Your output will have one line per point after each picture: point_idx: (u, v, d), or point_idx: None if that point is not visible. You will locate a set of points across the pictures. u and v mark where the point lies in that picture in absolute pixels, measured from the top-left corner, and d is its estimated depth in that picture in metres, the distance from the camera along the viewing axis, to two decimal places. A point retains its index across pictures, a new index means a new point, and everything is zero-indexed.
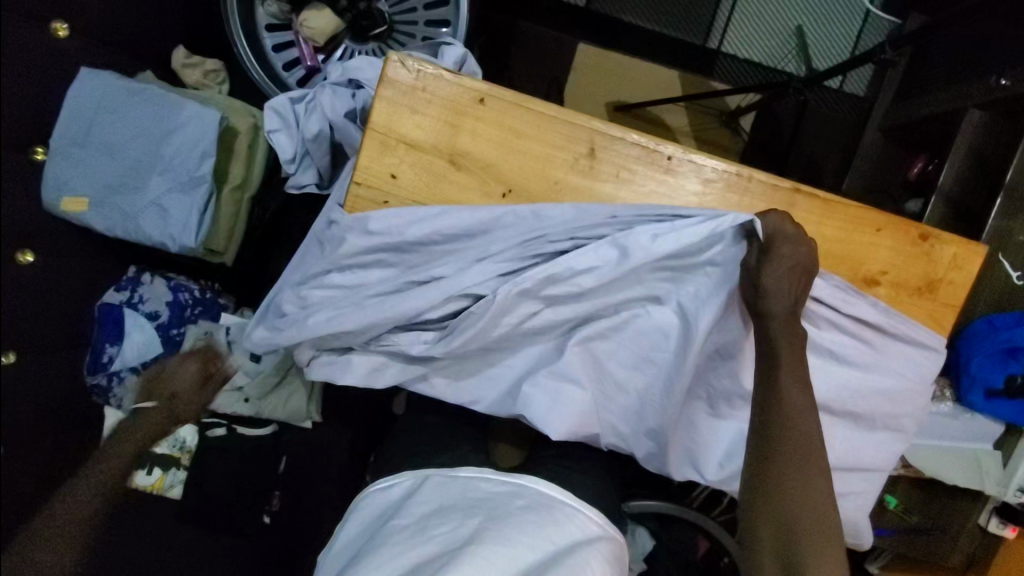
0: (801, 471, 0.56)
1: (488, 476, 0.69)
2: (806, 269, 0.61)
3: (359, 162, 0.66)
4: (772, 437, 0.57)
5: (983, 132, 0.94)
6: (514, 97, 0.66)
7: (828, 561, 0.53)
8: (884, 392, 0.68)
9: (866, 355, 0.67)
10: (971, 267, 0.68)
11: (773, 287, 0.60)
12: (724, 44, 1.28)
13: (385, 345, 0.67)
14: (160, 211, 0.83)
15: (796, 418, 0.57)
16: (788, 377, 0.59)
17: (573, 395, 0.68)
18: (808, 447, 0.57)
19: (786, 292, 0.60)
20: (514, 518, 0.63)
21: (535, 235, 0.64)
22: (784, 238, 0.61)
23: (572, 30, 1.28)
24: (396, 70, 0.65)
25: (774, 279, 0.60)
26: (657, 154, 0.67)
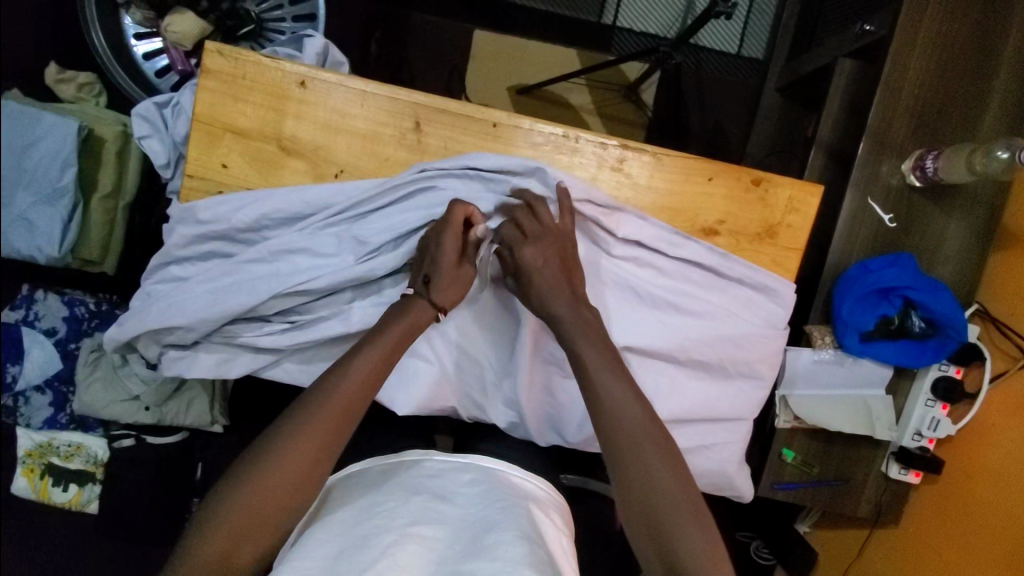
0: (646, 455, 0.56)
1: (434, 455, 0.66)
2: (569, 256, 0.64)
3: (189, 154, 0.67)
4: (606, 429, 0.58)
5: (857, 78, 0.94)
6: (333, 77, 0.67)
7: (698, 523, 0.54)
8: (734, 341, 0.68)
9: (708, 308, 0.68)
10: (809, 208, 0.69)
11: (540, 292, 0.62)
12: (618, 19, 1.29)
13: (229, 336, 0.67)
14: (26, 226, 0.78)
15: (614, 404, 0.58)
16: (597, 367, 0.59)
17: (420, 370, 0.68)
18: (638, 426, 0.57)
19: (558, 293, 0.62)
20: (459, 494, 0.60)
21: (352, 210, 0.65)
22: (526, 243, 0.63)
23: (466, 17, 1.29)
24: (214, 60, 0.66)
25: (542, 287, 0.62)
26: (482, 123, 0.67)
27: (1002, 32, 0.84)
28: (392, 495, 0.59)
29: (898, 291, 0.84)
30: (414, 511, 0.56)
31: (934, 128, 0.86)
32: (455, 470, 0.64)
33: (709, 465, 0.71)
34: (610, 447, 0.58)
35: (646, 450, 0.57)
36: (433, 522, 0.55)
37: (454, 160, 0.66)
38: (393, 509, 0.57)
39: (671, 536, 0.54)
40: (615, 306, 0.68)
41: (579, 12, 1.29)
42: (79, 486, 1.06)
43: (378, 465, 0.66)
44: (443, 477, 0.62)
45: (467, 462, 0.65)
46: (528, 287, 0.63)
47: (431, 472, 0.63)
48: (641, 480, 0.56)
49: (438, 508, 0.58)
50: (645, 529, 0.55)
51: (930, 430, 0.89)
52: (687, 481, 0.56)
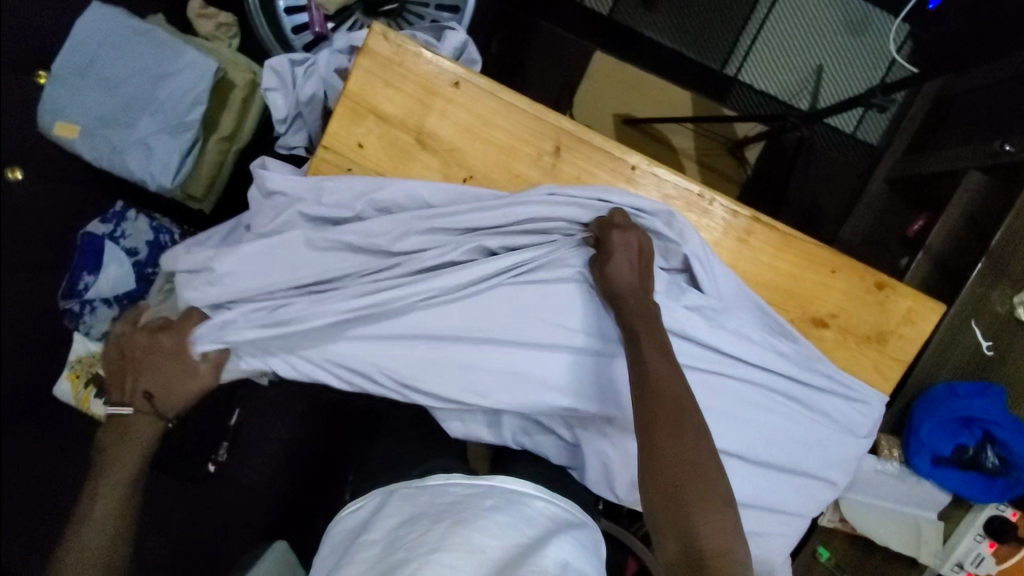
0: (680, 427, 0.53)
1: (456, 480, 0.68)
2: (647, 259, 0.62)
3: (330, 128, 0.68)
4: (643, 398, 0.55)
5: (977, 197, 0.92)
6: (488, 85, 0.67)
7: (713, 507, 0.49)
8: (811, 437, 0.67)
9: (795, 402, 0.66)
10: (925, 324, 0.67)
11: (614, 274, 0.61)
12: (741, 73, 1.27)
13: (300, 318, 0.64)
14: (145, 149, 0.85)
15: (660, 383, 0.55)
16: (651, 352, 0.57)
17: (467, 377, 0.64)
18: (682, 401, 0.54)
19: (630, 275, 0.61)
20: (482, 517, 0.61)
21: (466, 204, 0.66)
22: (617, 229, 0.63)
23: (590, 37, 1.29)
24: (377, 41, 0.67)
25: (615, 264, 0.61)
26: (622, 163, 0.67)
27: None
28: (416, 523, 0.62)
29: (980, 423, 0.82)
30: (436, 537, 0.58)
31: None
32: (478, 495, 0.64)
33: (757, 551, 0.69)
34: (646, 426, 0.53)
35: (690, 437, 0.52)
36: (458, 546, 0.57)
37: (587, 185, 0.66)
38: (418, 536, 0.59)
39: (688, 507, 0.48)
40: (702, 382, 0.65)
41: (703, 58, 1.27)
42: None
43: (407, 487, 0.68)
44: (468, 500, 0.64)
45: (487, 486, 0.67)
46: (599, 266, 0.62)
47: (454, 497, 0.65)
48: (671, 463, 0.50)
49: (460, 531, 0.59)
50: (662, 493, 0.50)
51: (972, 565, 0.85)
52: (710, 465, 0.51)
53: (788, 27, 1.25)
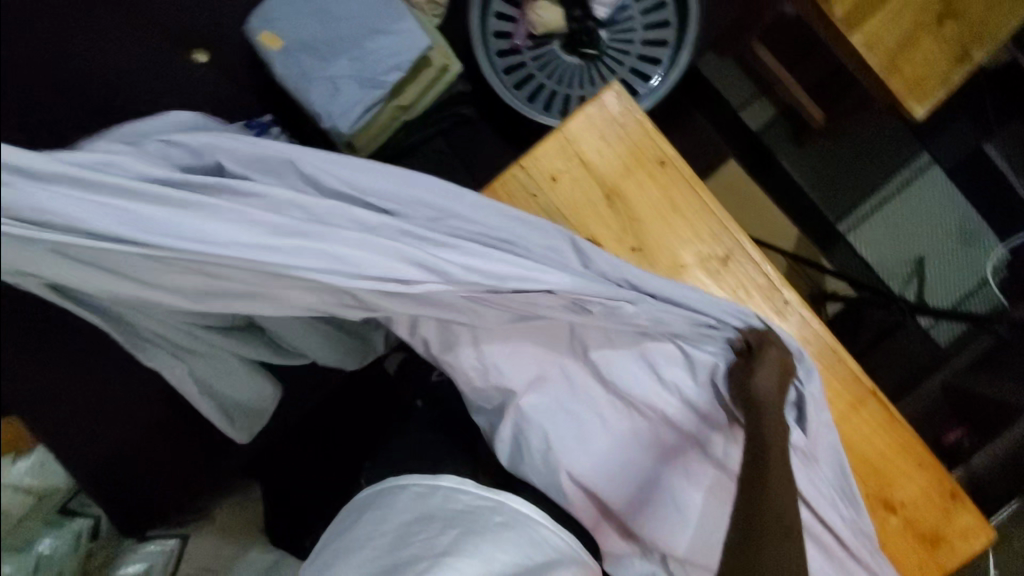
0: (777, 537, 0.58)
1: (468, 486, 0.70)
2: (786, 378, 0.64)
3: (534, 153, 0.71)
4: (755, 501, 0.60)
5: None
6: (691, 177, 0.71)
7: None
8: None
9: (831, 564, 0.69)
10: (976, 544, 0.70)
11: (763, 384, 0.62)
12: (852, 232, 1.32)
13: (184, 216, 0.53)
14: (332, 88, 0.87)
15: (776, 497, 0.59)
16: (777, 462, 0.60)
17: (563, 409, 0.73)
18: (785, 513, 0.59)
19: (777, 393, 0.62)
20: (490, 532, 0.66)
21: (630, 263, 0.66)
22: (773, 346, 0.64)
23: (731, 143, 1.34)
24: (609, 97, 0.70)
25: (765, 375, 0.62)
26: (777, 294, 0.70)
27: None
28: (426, 527, 0.66)
29: None
30: (445, 545, 0.63)
31: None
32: (489, 509, 0.68)
33: None
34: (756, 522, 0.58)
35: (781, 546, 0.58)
36: (465, 555, 0.62)
37: (739, 302, 0.70)
38: (425, 541, 0.65)
39: None
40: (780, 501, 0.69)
41: (823, 205, 1.33)
42: None
43: (415, 486, 0.70)
44: (478, 512, 0.67)
45: (497, 499, 0.69)
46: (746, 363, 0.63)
47: (462, 507, 0.68)
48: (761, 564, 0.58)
49: (466, 541, 0.64)
50: None
51: None
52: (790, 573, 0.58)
53: (907, 210, 1.32)
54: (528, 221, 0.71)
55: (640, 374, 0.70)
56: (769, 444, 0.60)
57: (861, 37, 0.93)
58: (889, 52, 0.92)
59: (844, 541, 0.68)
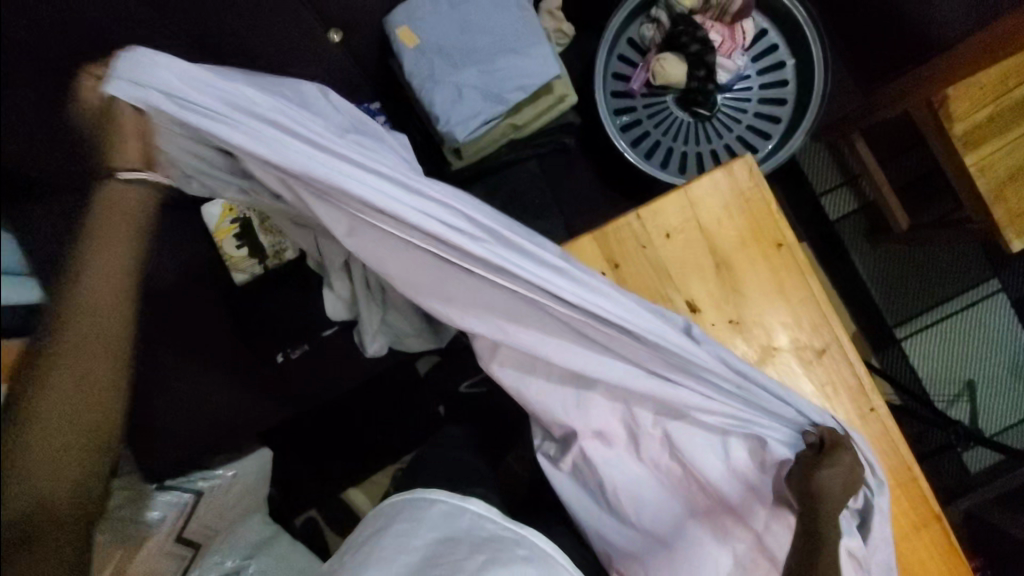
0: None
1: (494, 517, 0.69)
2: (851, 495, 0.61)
3: (655, 206, 0.72)
4: None
5: None
6: (803, 265, 0.71)
7: None
8: None
9: None
10: None
11: (824, 482, 0.60)
12: (907, 341, 1.31)
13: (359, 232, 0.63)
14: (455, 94, 0.88)
15: None
16: None
17: (623, 454, 0.73)
18: None
19: (836, 494, 0.60)
20: (514, 566, 0.64)
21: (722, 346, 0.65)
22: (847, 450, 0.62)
23: (805, 226, 1.34)
24: (739, 169, 0.71)
25: (828, 474, 0.60)
26: (865, 398, 0.70)
27: None
28: (455, 547, 0.65)
29: None
30: (472, 568, 0.62)
31: None
32: (513, 542, 0.66)
33: None
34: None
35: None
36: None
37: (825, 400, 0.70)
38: (453, 561, 0.63)
39: None
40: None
41: (883, 306, 1.32)
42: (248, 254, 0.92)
43: (444, 504, 0.70)
44: (503, 541, 0.66)
45: (521, 533, 0.68)
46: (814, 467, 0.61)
47: (488, 535, 0.67)
48: None
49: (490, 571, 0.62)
50: None
51: None
52: None
53: (967, 332, 1.30)
54: (632, 270, 0.72)
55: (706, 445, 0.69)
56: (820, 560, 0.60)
57: (975, 159, 0.93)
58: (1000, 178, 0.93)
59: None
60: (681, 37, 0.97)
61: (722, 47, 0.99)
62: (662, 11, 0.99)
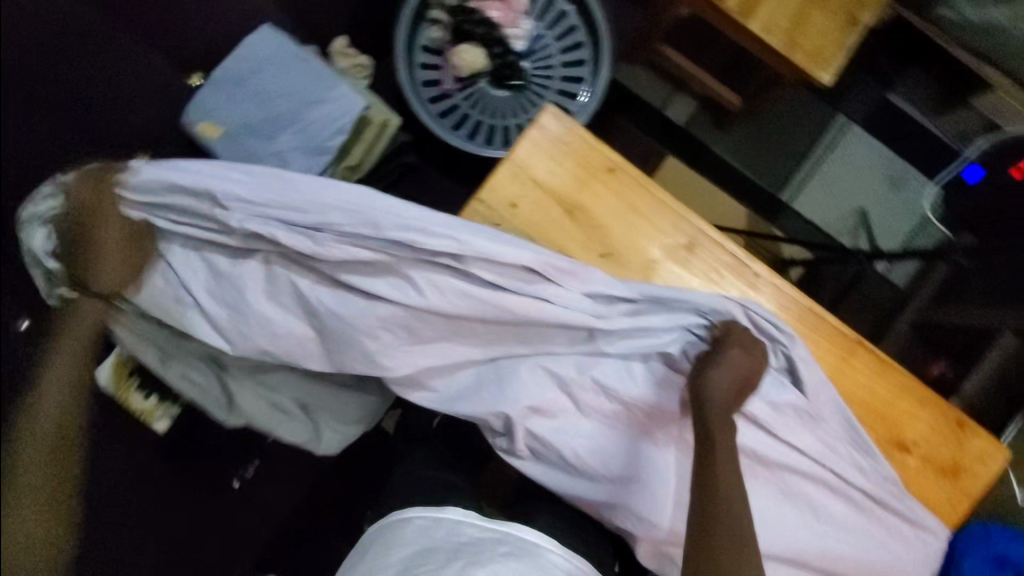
0: (738, 530, 0.55)
1: (472, 520, 0.69)
2: (746, 383, 0.64)
3: (490, 183, 0.73)
4: (707, 487, 0.57)
5: (1017, 358, 1.00)
6: (641, 178, 0.74)
7: None
8: (868, 563, 0.68)
9: (857, 519, 0.69)
10: (993, 465, 0.72)
11: (725, 363, 0.64)
12: (794, 201, 1.39)
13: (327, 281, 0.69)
14: (279, 163, 0.89)
15: (727, 486, 0.57)
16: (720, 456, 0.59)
17: (567, 418, 0.70)
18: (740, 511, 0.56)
19: (742, 371, 0.64)
20: (496, 561, 0.64)
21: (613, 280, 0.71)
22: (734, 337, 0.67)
23: (664, 142, 1.41)
24: (548, 119, 0.74)
25: (728, 357, 0.65)
26: (746, 269, 0.74)
27: None
28: (433, 558, 0.65)
29: None
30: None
31: None
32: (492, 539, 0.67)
33: None
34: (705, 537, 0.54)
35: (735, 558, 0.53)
36: None
37: (715, 286, 0.73)
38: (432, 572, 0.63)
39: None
40: (772, 494, 0.68)
41: (760, 180, 1.39)
42: (161, 399, 0.89)
43: (420, 519, 0.69)
44: (484, 543, 0.66)
45: (503, 531, 0.68)
46: (714, 360, 0.65)
47: (466, 539, 0.67)
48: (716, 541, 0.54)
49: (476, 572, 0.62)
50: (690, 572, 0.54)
51: None
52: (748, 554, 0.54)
53: (838, 170, 1.39)
54: None
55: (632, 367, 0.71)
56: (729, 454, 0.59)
57: (759, 23, 0.99)
58: (787, 30, 1.00)
59: (866, 490, 0.69)
60: (464, 27, 1.03)
61: (502, 20, 1.03)
62: (439, 10, 1.04)
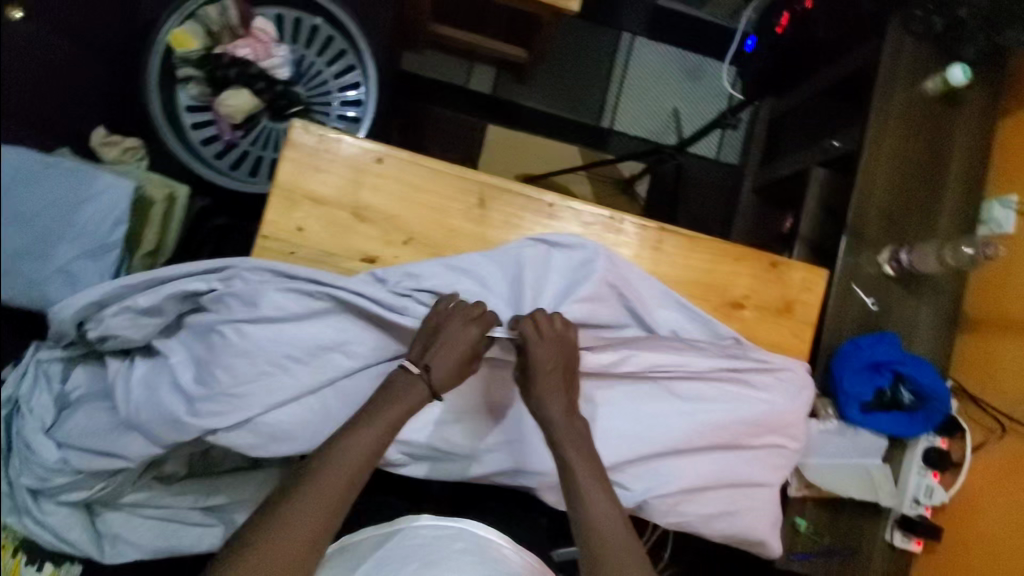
0: (609, 508, 0.63)
1: (425, 522, 0.67)
2: (569, 375, 0.68)
3: (266, 218, 0.72)
4: (573, 483, 0.64)
5: (829, 185, 1.10)
6: (410, 157, 0.74)
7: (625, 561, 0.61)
8: (744, 418, 0.73)
9: (724, 389, 0.74)
10: (819, 288, 0.79)
11: (541, 362, 0.66)
12: (615, 123, 1.49)
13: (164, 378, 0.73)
14: (67, 278, 0.79)
15: (587, 477, 0.64)
16: (573, 446, 0.65)
17: (431, 412, 0.70)
18: (605, 500, 0.63)
19: (557, 366, 0.67)
20: (454, 560, 0.62)
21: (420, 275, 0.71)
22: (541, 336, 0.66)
23: (481, 115, 1.44)
24: (300, 134, 0.73)
25: (537, 355, 0.66)
26: (540, 203, 0.76)
27: (948, 139, 1.01)
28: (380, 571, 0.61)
29: (888, 365, 0.92)
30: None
31: (903, 228, 0.99)
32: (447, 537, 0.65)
33: (732, 529, 0.75)
34: (589, 549, 0.61)
35: (617, 553, 0.61)
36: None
37: (520, 229, 0.75)
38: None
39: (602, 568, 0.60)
40: (649, 399, 0.73)
41: (579, 117, 1.48)
42: (56, 566, 0.84)
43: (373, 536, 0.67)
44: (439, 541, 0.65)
45: (457, 528, 0.67)
46: (529, 360, 0.66)
47: (422, 540, 0.65)
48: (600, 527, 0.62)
49: (430, 573, 0.59)
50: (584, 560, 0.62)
51: (926, 498, 0.94)
52: (622, 527, 0.63)
53: (642, 82, 1.50)
54: None
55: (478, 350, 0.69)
56: (582, 442, 0.65)
57: None
58: None
59: (727, 363, 0.73)
60: (217, 74, 1.01)
61: (256, 54, 1.02)
62: (187, 67, 1.01)
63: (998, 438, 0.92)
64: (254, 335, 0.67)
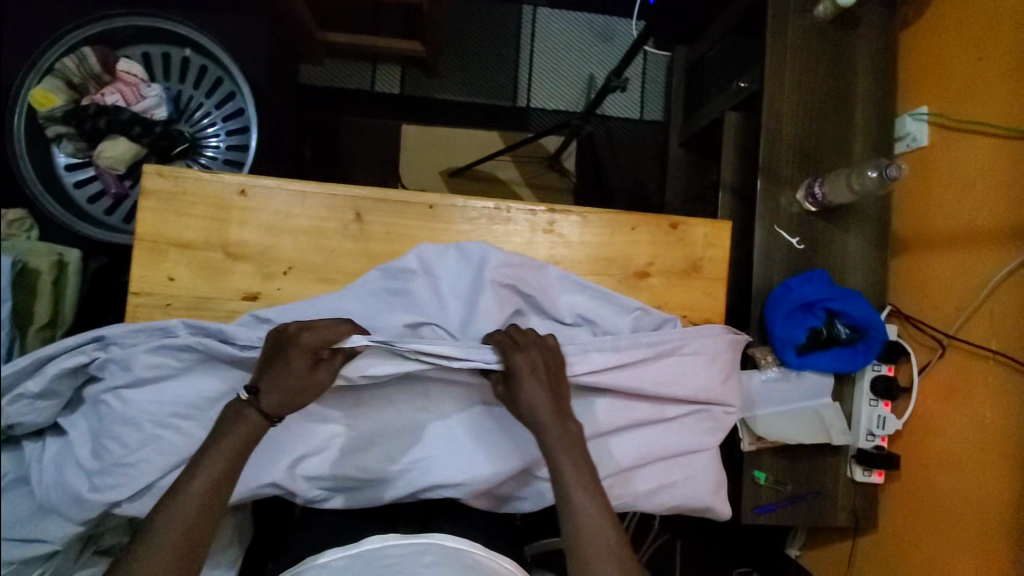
0: (602, 514, 0.59)
1: (392, 541, 0.61)
2: (557, 373, 0.66)
3: (132, 274, 0.69)
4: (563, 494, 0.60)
5: (743, 127, 1.07)
6: (273, 183, 0.71)
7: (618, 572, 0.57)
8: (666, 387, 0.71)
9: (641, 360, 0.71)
10: (721, 242, 0.77)
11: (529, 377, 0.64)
12: (532, 101, 1.44)
13: (70, 460, 0.67)
14: None
15: (580, 485, 0.60)
16: (572, 452, 0.62)
17: (332, 447, 0.68)
18: (595, 507, 0.59)
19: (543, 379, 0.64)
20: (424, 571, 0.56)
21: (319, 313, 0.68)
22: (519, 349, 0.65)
23: (393, 116, 1.39)
24: (154, 180, 0.69)
25: (525, 368, 0.64)
26: (419, 207, 0.73)
27: (849, 71, 0.97)
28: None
29: (819, 304, 0.89)
30: None
31: (818, 161, 0.96)
32: (416, 553, 0.59)
33: (674, 502, 0.73)
34: (574, 556, 0.58)
35: (604, 557, 0.57)
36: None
37: (403, 237, 0.72)
38: None
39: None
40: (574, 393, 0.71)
41: (495, 99, 1.43)
42: None
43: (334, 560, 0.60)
44: (406, 557, 0.58)
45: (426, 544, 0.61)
46: (519, 374, 0.64)
47: (388, 559, 0.59)
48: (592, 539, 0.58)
49: None
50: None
51: (880, 429, 0.93)
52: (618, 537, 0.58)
53: (553, 53, 1.45)
54: None
55: (372, 380, 0.66)
56: (569, 444, 0.62)
57: None
58: None
59: (645, 340, 0.71)
60: (88, 126, 0.95)
61: (127, 99, 0.98)
62: (56, 124, 0.94)
63: (941, 354, 0.91)
64: (137, 398, 0.66)
